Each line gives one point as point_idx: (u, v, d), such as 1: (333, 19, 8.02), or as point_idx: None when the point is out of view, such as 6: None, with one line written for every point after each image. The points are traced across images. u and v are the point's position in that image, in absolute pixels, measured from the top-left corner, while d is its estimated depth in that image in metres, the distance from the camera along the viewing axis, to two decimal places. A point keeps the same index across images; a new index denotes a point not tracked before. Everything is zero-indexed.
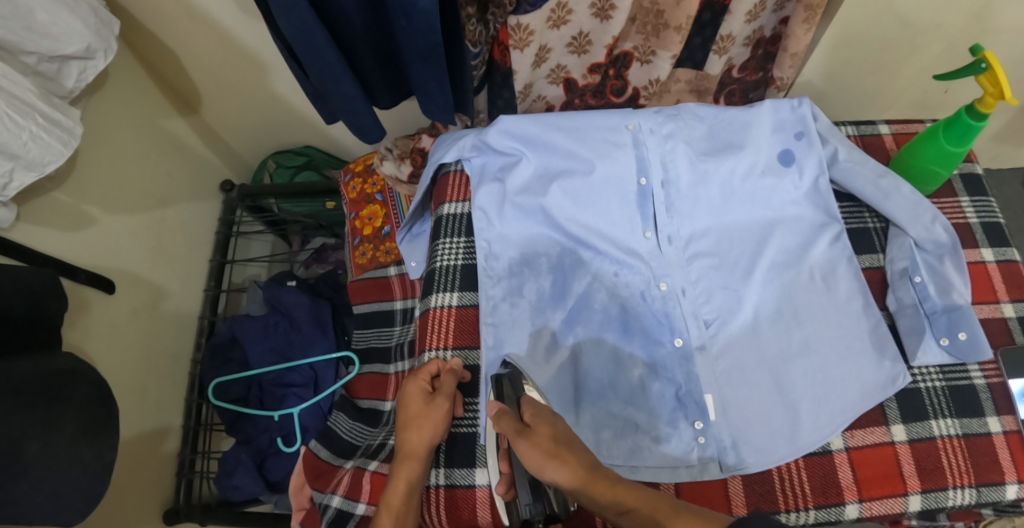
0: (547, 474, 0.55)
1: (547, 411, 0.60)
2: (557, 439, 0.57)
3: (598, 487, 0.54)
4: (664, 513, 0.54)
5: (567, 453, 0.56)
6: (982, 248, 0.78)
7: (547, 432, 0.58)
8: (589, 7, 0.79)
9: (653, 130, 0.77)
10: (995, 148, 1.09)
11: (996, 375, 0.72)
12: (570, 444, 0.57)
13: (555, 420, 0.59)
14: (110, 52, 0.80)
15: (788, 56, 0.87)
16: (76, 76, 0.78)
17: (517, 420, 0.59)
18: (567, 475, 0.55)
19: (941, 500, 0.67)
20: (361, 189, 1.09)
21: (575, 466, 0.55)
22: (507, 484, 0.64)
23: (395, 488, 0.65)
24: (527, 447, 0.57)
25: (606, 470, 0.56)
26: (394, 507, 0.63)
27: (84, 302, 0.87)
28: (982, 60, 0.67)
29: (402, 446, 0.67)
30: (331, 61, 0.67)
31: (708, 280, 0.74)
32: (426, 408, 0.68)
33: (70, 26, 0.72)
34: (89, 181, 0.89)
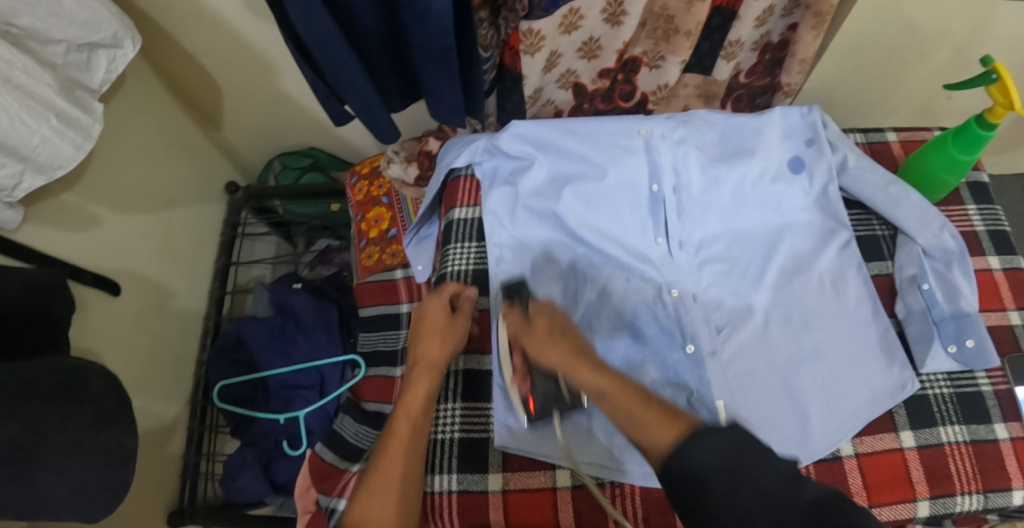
0: (544, 358, 0.59)
1: (548, 307, 0.64)
2: (555, 328, 0.61)
3: (581, 370, 0.56)
4: (633, 409, 0.50)
5: (560, 340, 0.59)
6: (989, 256, 0.79)
7: (543, 322, 0.61)
8: (600, 12, 0.79)
9: (665, 136, 0.77)
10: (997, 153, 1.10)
11: (1002, 382, 0.73)
12: (565, 333, 0.60)
13: (553, 313, 0.63)
14: (138, 42, 0.81)
15: (797, 62, 0.88)
16: (106, 65, 0.79)
17: (521, 317, 0.64)
18: (559, 357, 0.58)
19: (949, 506, 0.67)
20: (366, 191, 1.09)
21: (568, 347, 0.58)
22: (523, 378, 0.64)
23: (415, 393, 0.66)
24: (528, 338, 0.61)
25: (595, 359, 0.57)
26: (414, 413, 0.65)
27: (90, 304, 0.87)
28: (992, 70, 0.68)
29: (422, 356, 0.68)
30: (347, 63, 0.67)
31: (719, 286, 0.75)
32: (449, 322, 0.70)
33: (97, 13, 0.73)
34: (96, 181, 0.88)
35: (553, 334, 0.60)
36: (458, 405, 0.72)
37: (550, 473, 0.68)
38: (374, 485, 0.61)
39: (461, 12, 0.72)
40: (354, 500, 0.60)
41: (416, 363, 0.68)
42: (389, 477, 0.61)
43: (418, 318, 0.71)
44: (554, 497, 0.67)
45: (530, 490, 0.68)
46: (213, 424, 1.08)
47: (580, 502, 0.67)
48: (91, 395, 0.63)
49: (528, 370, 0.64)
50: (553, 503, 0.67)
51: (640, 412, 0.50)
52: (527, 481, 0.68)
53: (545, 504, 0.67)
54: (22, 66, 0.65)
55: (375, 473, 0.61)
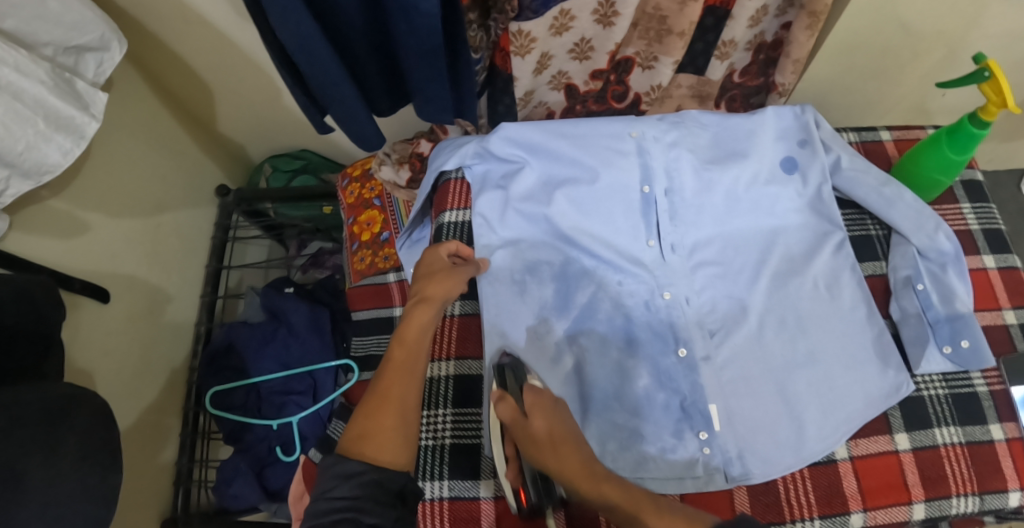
0: (545, 461, 0.58)
1: (545, 400, 0.61)
2: (553, 432, 0.59)
3: (585, 484, 0.56)
4: (649, 516, 0.53)
5: (563, 444, 0.58)
6: (983, 255, 0.78)
7: (542, 425, 0.59)
8: (592, 13, 0.78)
9: (657, 138, 0.76)
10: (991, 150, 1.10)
11: (998, 382, 0.72)
12: (566, 436, 0.59)
13: (551, 410, 0.60)
14: (123, 43, 0.79)
15: (791, 62, 0.87)
16: (94, 69, 0.77)
17: (514, 410, 0.60)
18: (562, 467, 0.57)
19: (945, 508, 0.67)
20: (359, 194, 1.08)
21: (573, 456, 0.57)
22: (516, 473, 0.64)
23: (414, 324, 0.64)
24: (524, 438, 0.59)
25: (599, 467, 0.58)
26: (411, 340, 0.62)
27: (79, 311, 0.86)
28: (985, 68, 0.67)
29: (424, 293, 0.67)
30: (332, 67, 0.66)
31: (713, 289, 0.74)
32: (449, 269, 0.70)
33: (83, 15, 0.71)
34: (85, 187, 0.88)
35: (553, 438, 0.58)
36: (449, 411, 0.72)
37: None
38: (371, 407, 0.57)
39: (450, 13, 0.71)
40: (354, 421, 0.57)
41: (416, 299, 0.66)
42: (385, 399, 0.58)
43: (420, 266, 0.71)
44: None
45: None
46: (205, 430, 1.07)
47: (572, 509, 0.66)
48: (74, 407, 0.62)
49: (522, 466, 0.63)
50: None
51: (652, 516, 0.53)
52: None
53: None
54: (14, 62, 0.63)
55: (372, 395, 0.58)
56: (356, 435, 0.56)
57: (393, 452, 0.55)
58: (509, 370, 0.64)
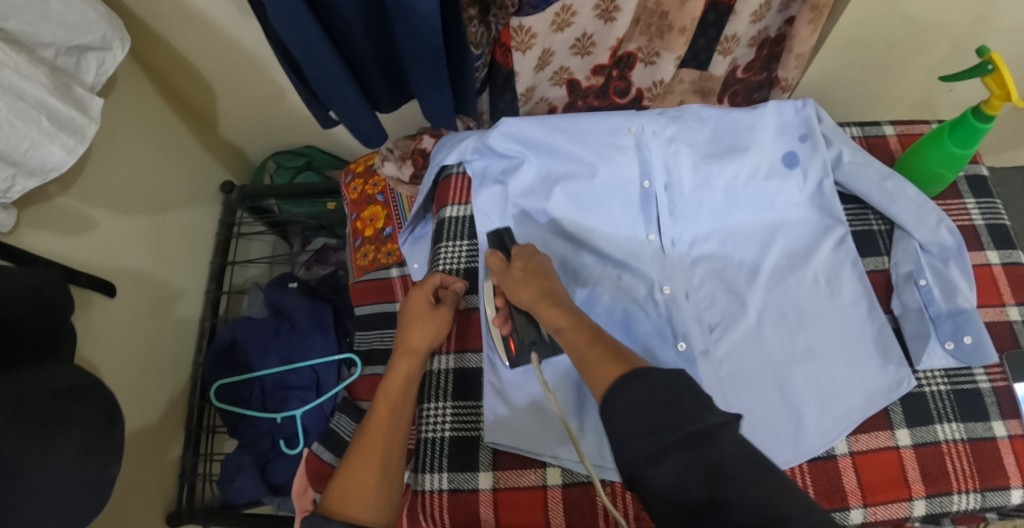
0: (518, 294, 0.65)
1: (528, 249, 0.69)
2: (531, 270, 0.66)
3: (543, 308, 0.62)
4: (580, 345, 0.58)
5: (530, 278, 0.65)
6: (987, 251, 0.78)
7: (522, 263, 0.67)
8: (592, 8, 0.78)
9: (656, 133, 0.76)
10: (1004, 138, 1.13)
11: (1001, 379, 0.71)
12: (539, 273, 0.66)
13: (531, 255, 0.68)
14: (127, 41, 0.80)
15: (794, 57, 0.86)
16: (95, 70, 0.78)
17: (500, 258, 0.69)
18: (530, 297, 0.64)
19: (945, 505, 0.67)
20: (361, 190, 1.09)
21: (539, 287, 0.64)
22: (505, 319, 0.69)
23: (397, 376, 0.69)
24: (506, 279, 0.67)
25: (561, 298, 0.63)
26: (393, 396, 0.68)
27: (87, 308, 0.87)
28: (988, 61, 0.67)
29: (408, 342, 0.71)
30: (331, 66, 0.67)
31: (712, 284, 0.74)
32: (432, 313, 0.73)
33: (85, 16, 0.73)
34: (91, 183, 0.89)
35: (527, 275, 0.66)
36: (448, 404, 0.72)
37: (541, 471, 0.68)
38: (352, 467, 0.62)
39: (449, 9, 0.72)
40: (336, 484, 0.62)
41: (400, 350, 0.71)
42: (368, 457, 0.63)
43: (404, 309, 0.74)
44: (544, 496, 0.67)
45: (520, 489, 0.68)
46: (211, 424, 1.08)
47: (570, 502, 0.67)
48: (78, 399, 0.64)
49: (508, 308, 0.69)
50: (544, 502, 0.67)
51: (586, 349, 0.57)
52: (517, 480, 0.68)
53: (535, 504, 0.67)
54: (13, 65, 0.64)
55: (354, 453, 0.64)
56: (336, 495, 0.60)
57: (374, 508, 0.60)
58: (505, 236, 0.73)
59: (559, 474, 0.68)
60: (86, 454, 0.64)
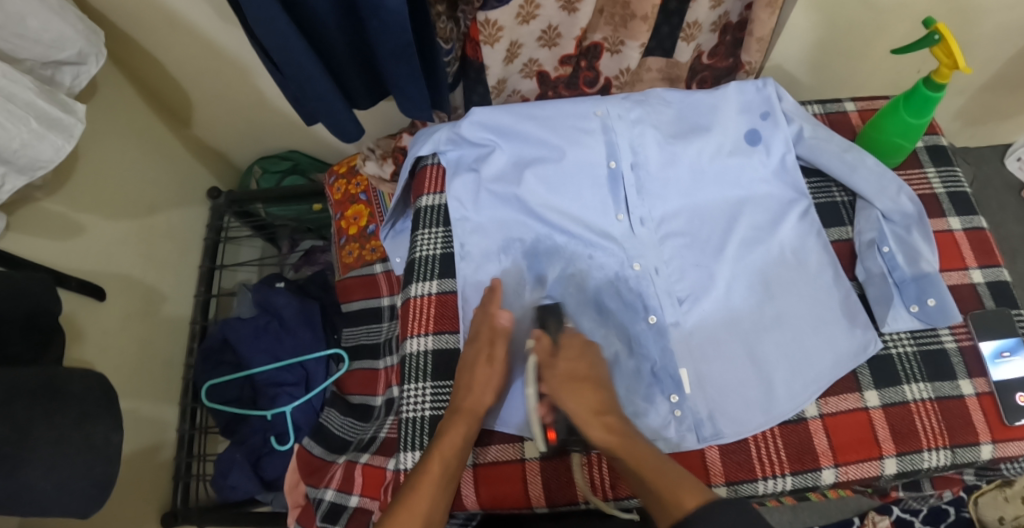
0: (568, 403, 0.64)
1: (578, 341, 0.68)
2: (578, 372, 0.66)
3: (597, 429, 0.62)
4: (646, 468, 0.59)
5: (582, 386, 0.65)
6: (949, 217, 0.80)
7: (570, 359, 0.66)
8: (556, 1, 0.81)
9: (622, 116, 0.79)
10: (972, 107, 1.18)
11: (966, 338, 0.74)
12: (586, 378, 0.66)
13: (581, 351, 0.67)
14: (101, 56, 0.82)
15: (755, 41, 0.89)
16: (71, 80, 0.80)
17: (547, 346, 0.67)
18: (585, 413, 0.63)
19: (916, 462, 0.68)
20: (345, 190, 1.12)
21: (592, 402, 0.64)
22: (547, 410, 0.67)
23: (454, 438, 0.64)
24: (550, 377, 0.65)
25: (615, 418, 0.64)
26: (448, 453, 0.63)
27: (78, 311, 0.89)
28: (935, 32, 0.70)
29: (458, 404, 0.67)
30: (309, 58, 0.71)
31: (681, 258, 0.76)
32: (489, 367, 0.67)
33: (61, 32, 0.75)
34: (79, 188, 0.91)
35: (574, 380, 0.65)
36: (427, 384, 0.74)
37: (519, 445, 0.70)
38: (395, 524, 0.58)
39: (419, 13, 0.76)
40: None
41: (451, 413, 0.66)
42: (414, 514, 0.59)
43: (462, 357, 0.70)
44: (523, 468, 0.69)
45: (500, 464, 0.69)
46: (203, 425, 1.08)
47: (549, 473, 0.68)
48: None
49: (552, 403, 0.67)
50: (523, 475, 0.69)
51: (652, 479, 0.58)
52: (497, 455, 0.70)
53: (514, 477, 0.69)
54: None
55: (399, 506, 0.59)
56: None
57: None
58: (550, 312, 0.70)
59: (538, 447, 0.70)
60: None
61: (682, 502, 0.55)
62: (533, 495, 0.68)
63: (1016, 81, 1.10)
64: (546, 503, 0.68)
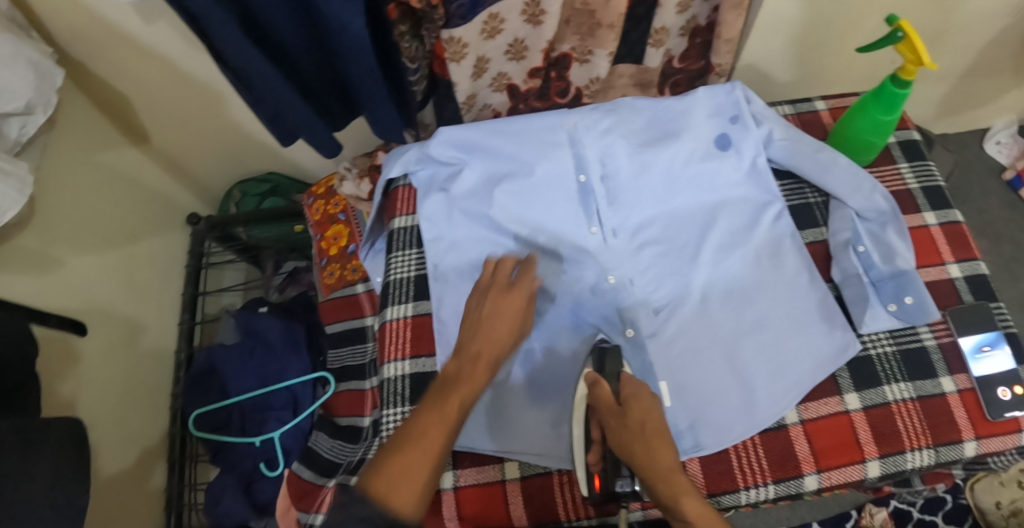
0: (637, 458, 0.58)
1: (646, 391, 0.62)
2: (647, 424, 0.59)
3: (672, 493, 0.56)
4: None
5: (655, 439, 0.58)
6: (924, 212, 0.79)
7: (639, 413, 0.60)
8: (520, 13, 0.81)
9: (591, 127, 0.77)
10: (949, 95, 1.18)
11: (946, 334, 0.73)
12: (658, 432, 0.59)
13: (650, 403, 0.61)
14: (50, 106, 0.81)
15: (725, 42, 0.88)
16: (18, 131, 0.78)
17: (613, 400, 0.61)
18: (662, 472, 0.57)
19: (900, 463, 0.68)
20: (324, 211, 1.11)
21: (668, 460, 0.58)
22: (598, 456, 0.64)
23: (473, 384, 0.60)
24: (616, 424, 0.60)
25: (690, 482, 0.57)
26: (468, 391, 0.59)
27: (58, 349, 0.89)
28: (898, 29, 0.69)
29: (477, 349, 0.62)
30: (276, 84, 0.71)
31: (657, 268, 0.76)
32: (517, 304, 0.65)
33: (8, 84, 0.74)
34: (54, 226, 0.91)
35: (644, 431, 0.59)
36: (406, 409, 0.73)
37: (499, 466, 0.70)
38: (406, 461, 0.53)
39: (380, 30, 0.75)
40: (376, 475, 0.52)
41: (468, 358, 0.61)
42: (424, 451, 0.54)
43: (481, 305, 0.65)
44: (504, 489, 0.69)
45: (481, 485, 0.69)
46: (193, 454, 1.08)
47: (531, 491, 0.68)
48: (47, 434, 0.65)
49: (606, 450, 0.64)
50: (505, 496, 0.69)
51: None
52: (478, 477, 0.69)
53: (496, 498, 0.69)
54: None
55: (410, 441, 0.55)
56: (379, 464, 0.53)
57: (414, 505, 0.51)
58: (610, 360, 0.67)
59: (518, 467, 0.70)
60: (65, 479, 0.65)
61: None
62: (516, 516, 0.68)
63: (992, 66, 1.10)
64: (529, 522, 0.68)
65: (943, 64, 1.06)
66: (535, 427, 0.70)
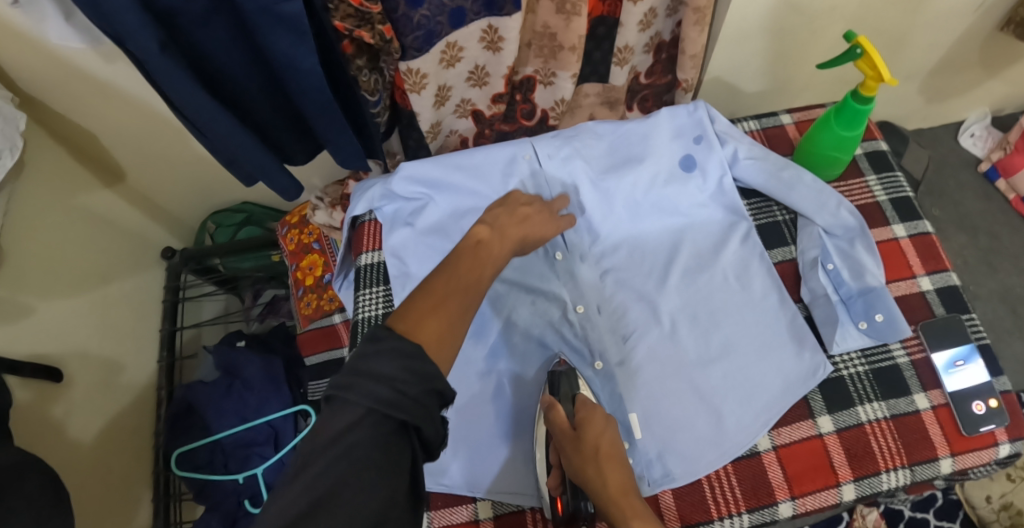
0: (589, 476, 0.58)
1: (599, 415, 0.63)
2: (601, 447, 0.60)
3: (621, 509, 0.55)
4: None
5: (607, 462, 0.59)
6: (893, 225, 0.79)
7: (594, 435, 0.61)
8: (478, 41, 0.80)
9: (552, 155, 0.77)
10: (922, 93, 1.17)
11: (919, 350, 0.73)
12: (612, 454, 0.60)
13: (603, 426, 0.62)
14: (15, 149, 0.79)
15: (689, 58, 0.87)
16: None
17: (567, 425, 0.62)
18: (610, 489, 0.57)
19: (875, 485, 0.67)
20: (298, 240, 1.11)
21: (617, 480, 0.58)
22: (557, 481, 0.64)
23: (494, 254, 0.61)
24: (570, 451, 0.60)
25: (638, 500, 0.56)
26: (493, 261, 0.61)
27: (34, 395, 0.88)
28: (857, 45, 0.68)
29: (501, 224, 0.65)
30: (231, 128, 0.70)
31: (623, 295, 0.76)
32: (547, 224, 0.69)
33: None
34: (23, 272, 0.89)
35: (597, 455, 0.59)
36: None
37: (472, 506, 0.69)
38: (439, 305, 0.52)
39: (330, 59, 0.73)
40: (409, 327, 0.50)
41: (496, 232, 0.64)
42: (456, 295, 0.55)
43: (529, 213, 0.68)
44: None
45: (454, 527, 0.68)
46: (177, 493, 1.07)
47: None
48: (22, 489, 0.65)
49: (564, 475, 0.64)
50: None
51: None
52: (451, 518, 0.68)
53: None
54: None
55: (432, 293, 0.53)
56: (405, 327, 0.49)
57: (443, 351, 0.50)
58: (562, 380, 0.68)
59: (490, 506, 0.69)
60: None
61: None
62: None
63: (961, 62, 1.09)
64: None
65: (911, 64, 1.06)
66: (507, 463, 0.69)
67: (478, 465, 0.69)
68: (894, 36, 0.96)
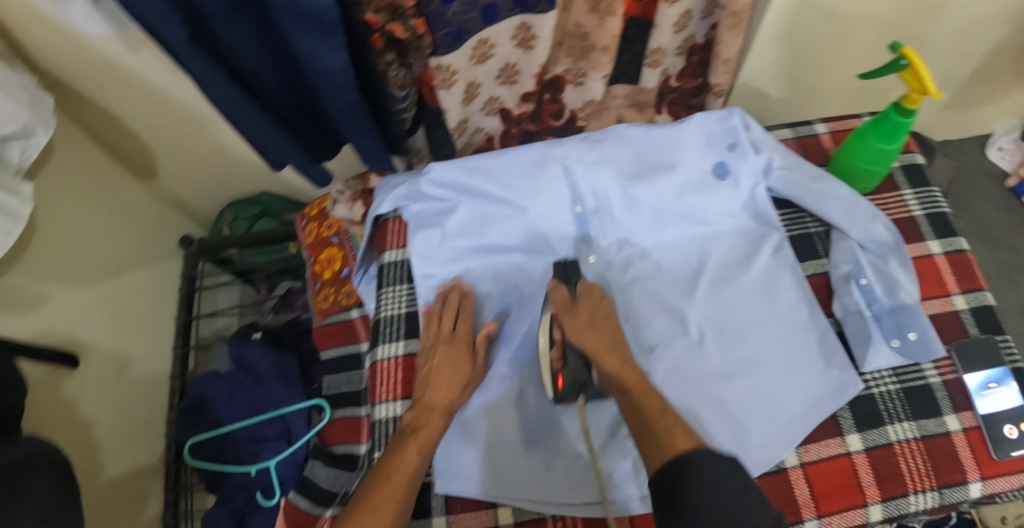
0: (581, 338, 0.63)
1: (595, 292, 0.68)
2: (596, 315, 0.66)
3: (610, 360, 0.61)
4: (650, 414, 0.57)
5: (599, 327, 0.64)
6: (928, 241, 0.77)
7: (590, 306, 0.66)
8: (511, 38, 0.79)
9: (579, 160, 0.75)
10: (953, 103, 1.15)
11: (951, 371, 0.71)
12: (605, 320, 0.65)
13: (598, 299, 0.67)
14: (48, 126, 0.77)
15: (722, 63, 0.85)
16: (20, 155, 0.74)
17: (565, 294, 0.67)
18: (598, 344, 0.63)
19: (903, 507, 0.66)
20: (316, 233, 1.09)
21: (604, 337, 0.63)
22: (560, 355, 0.67)
23: (428, 432, 0.65)
24: (570, 318, 0.65)
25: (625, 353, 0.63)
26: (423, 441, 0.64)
27: (48, 382, 0.87)
28: (902, 57, 0.66)
29: (428, 400, 0.67)
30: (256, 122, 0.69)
31: (648, 302, 0.74)
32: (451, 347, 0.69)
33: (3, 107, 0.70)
34: (40, 258, 0.88)
35: (592, 321, 0.65)
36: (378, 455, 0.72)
37: (492, 511, 0.68)
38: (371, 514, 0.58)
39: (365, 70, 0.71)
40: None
41: (422, 408, 0.67)
42: (390, 497, 0.60)
43: (428, 360, 0.70)
44: None
45: None
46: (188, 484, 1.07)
47: None
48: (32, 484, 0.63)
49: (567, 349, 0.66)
50: None
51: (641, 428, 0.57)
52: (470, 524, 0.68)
53: None
54: None
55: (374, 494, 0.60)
56: None
57: None
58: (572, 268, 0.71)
59: (511, 513, 0.68)
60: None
61: (677, 444, 0.54)
62: None
63: (994, 73, 1.07)
64: None
65: (944, 75, 1.04)
66: (529, 467, 0.68)
67: (499, 470, 0.68)
68: (930, 45, 0.94)
